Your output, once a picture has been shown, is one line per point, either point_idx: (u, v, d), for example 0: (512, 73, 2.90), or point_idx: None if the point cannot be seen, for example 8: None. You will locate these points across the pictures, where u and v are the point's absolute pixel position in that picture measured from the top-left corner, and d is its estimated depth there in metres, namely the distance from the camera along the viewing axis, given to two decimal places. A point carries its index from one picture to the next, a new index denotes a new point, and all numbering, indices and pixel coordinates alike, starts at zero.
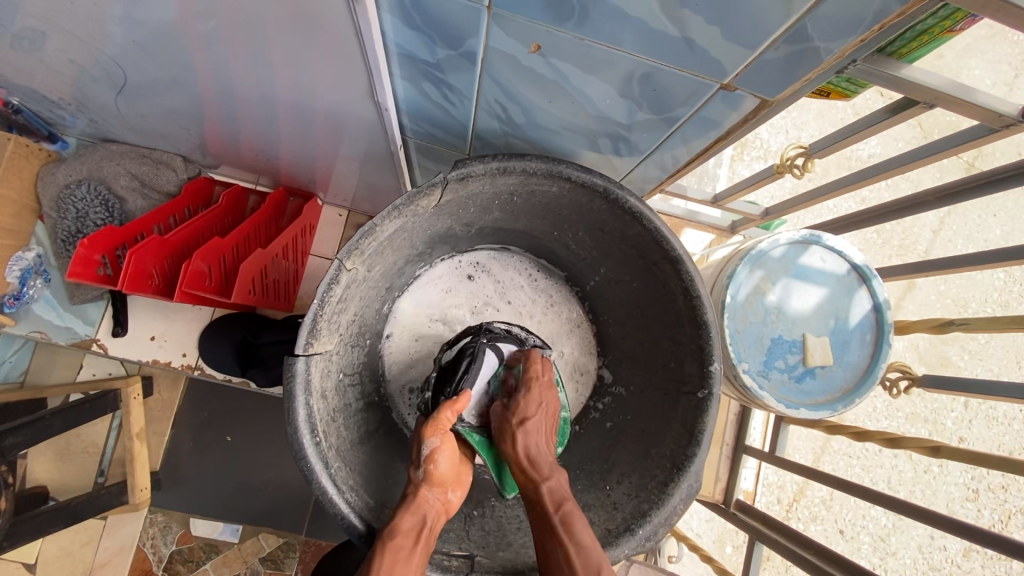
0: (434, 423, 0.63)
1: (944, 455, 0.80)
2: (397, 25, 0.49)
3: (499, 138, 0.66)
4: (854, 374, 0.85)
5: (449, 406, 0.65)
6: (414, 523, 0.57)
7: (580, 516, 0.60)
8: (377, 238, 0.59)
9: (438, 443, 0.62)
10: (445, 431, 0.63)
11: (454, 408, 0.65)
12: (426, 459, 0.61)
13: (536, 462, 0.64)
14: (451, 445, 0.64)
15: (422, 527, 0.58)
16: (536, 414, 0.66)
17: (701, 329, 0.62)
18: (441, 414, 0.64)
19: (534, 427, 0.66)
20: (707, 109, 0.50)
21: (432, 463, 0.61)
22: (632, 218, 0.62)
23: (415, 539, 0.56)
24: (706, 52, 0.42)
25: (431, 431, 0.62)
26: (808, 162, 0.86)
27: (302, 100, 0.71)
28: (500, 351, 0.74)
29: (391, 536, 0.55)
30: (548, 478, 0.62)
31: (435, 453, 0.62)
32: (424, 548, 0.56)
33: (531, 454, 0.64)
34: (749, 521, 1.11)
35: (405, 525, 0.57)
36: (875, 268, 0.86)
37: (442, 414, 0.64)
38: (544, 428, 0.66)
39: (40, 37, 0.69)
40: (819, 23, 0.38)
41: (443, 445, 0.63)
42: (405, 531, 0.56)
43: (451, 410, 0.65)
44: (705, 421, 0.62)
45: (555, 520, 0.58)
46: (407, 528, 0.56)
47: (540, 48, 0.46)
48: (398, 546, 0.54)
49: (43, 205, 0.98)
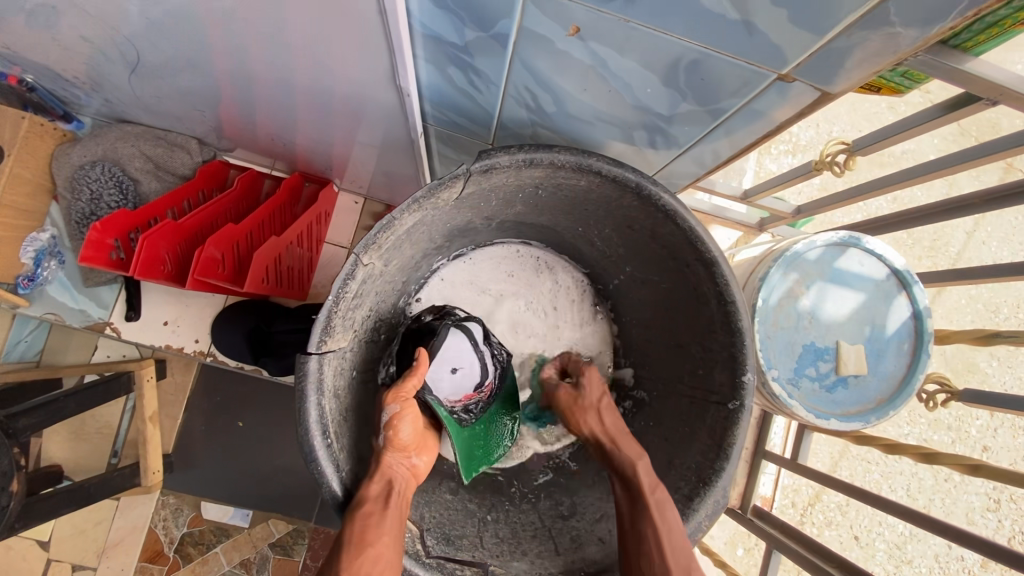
0: (398, 389, 0.62)
1: (982, 474, 0.76)
2: (423, 3, 0.45)
3: (526, 128, 0.63)
4: (889, 385, 0.81)
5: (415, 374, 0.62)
6: (381, 489, 0.56)
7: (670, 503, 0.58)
8: (395, 232, 0.56)
9: (399, 408, 0.61)
10: (407, 398, 0.62)
11: (420, 374, 0.63)
12: (387, 424, 0.60)
13: (619, 436, 0.67)
14: (411, 411, 0.62)
15: (389, 492, 0.56)
16: (601, 398, 0.72)
17: (735, 336, 0.59)
18: (406, 381, 0.62)
19: (606, 411, 0.70)
20: (758, 100, 0.46)
21: (393, 430, 0.60)
22: (665, 217, 0.58)
23: (385, 501, 0.55)
24: (766, 38, 0.38)
25: (392, 397, 0.61)
26: (850, 160, 0.81)
27: (321, 83, 0.67)
28: (472, 333, 0.75)
29: (359, 504, 0.54)
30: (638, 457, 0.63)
31: (395, 420, 0.60)
32: (396, 509, 0.56)
33: (613, 432, 0.68)
34: (766, 527, 1.08)
35: (373, 492, 0.55)
36: (916, 274, 0.81)
37: (406, 381, 0.62)
38: (615, 411, 0.71)
39: (52, 12, 0.66)
40: (901, 6, 0.34)
41: (406, 411, 0.61)
42: (372, 497, 0.54)
43: (416, 377, 0.62)
44: (736, 434, 0.58)
45: (648, 501, 0.58)
46: (374, 495, 0.55)
47: (580, 30, 0.42)
48: (368, 512, 0.53)
49: (58, 186, 0.97)
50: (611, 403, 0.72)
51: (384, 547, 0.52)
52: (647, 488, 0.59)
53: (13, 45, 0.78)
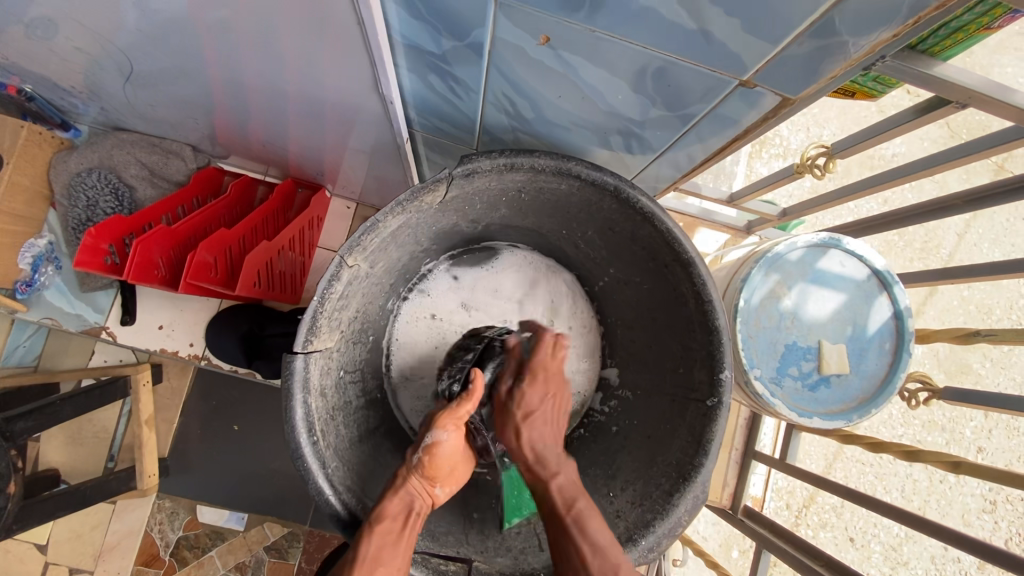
0: (451, 413, 0.64)
1: (964, 471, 0.77)
2: (402, 15, 0.47)
3: (508, 133, 0.64)
4: (871, 383, 0.82)
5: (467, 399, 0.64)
6: (401, 508, 0.58)
7: (593, 513, 0.59)
8: (380, 234, 0.58)
9: (446, 435, 0.63)
10: (459, 427, 0.64)
11: (473, 403, 0.64)
12: (428, 448, 0.62)
13: (542, 459, 0.62)
14: (456, 441, 0.64)
15: (408, 512, 0.58)
16: (540, 407, 0.65)
17: (713, 334, 0.60)
18: (458, 407, 0.64)
19: (537, 421, 0.64)
20: (724, 106, 0.47)
21: (431, 452, 0.62)
22: (643, 218, 0.60)
23: (402, 523, 0.56)
24: (724, 46, 0.40)
25: (445, 424, 0.63)
26: (830, 163, 0.83)
27: (310, 91, 0.69)
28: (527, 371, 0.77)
29: (378, 519, 0.55)
30: (555, 476, 0.61)
31: (437, 444, 0.62)
32: (412, 531, 0.57)
33: (537, 452, 0.63)
34: (756, 527, 1.09)
35: (393, 509, 0.57)
36: (896, 274, 0.83)
37: (461, 405, 0.64)
38: (551, 422, 0.65)
39: (49, 23, 0.68)
40: (846, 16, 0.35)
41: (452, 437, 0.63)
42: (393, 515, 0.56)
43: (470, 404, 0.64)
44: (714, 430, 0.60)
45: (566, 522, 0.57)
46: (395, 512, 0.57)
47: (550, 39, 0.44)
48: (385, 529, 0.55)
49: (55, 193, 0.99)
50: (553, 406, 0.66)
51: (393, 568, 0.53)
52: (562, 509, 0.58)
53: (11, 56, 0.80)
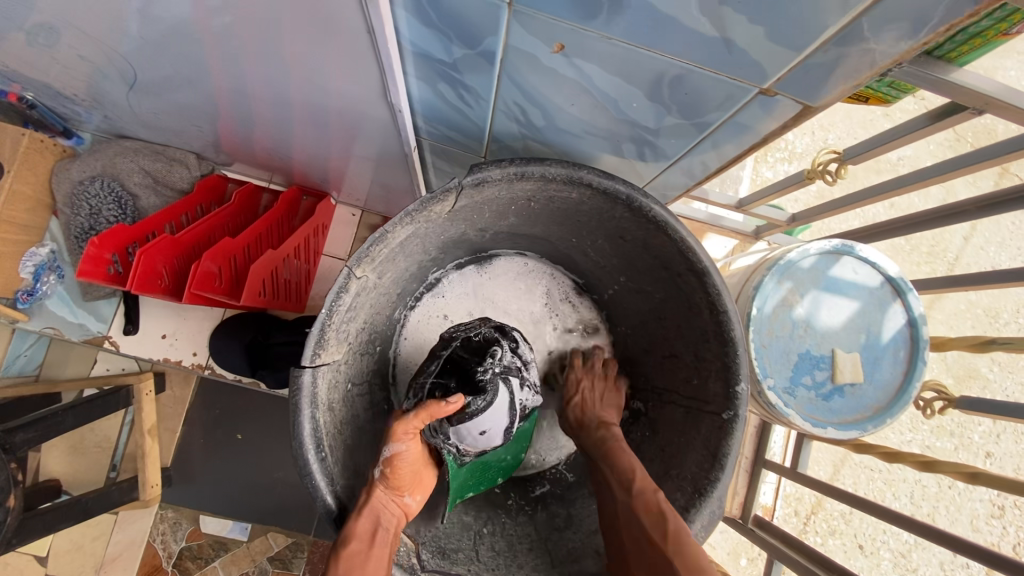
0: (405, 424, 0.59)
1: (981, 482, 0.76)
2: (412, 22, 0.46)
3: (518, 141, 0.63)
4: (886, 392, 0.81)
5: (425, 411, 0.59)
6: (368, 525, 0.54)
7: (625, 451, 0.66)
8: (388, 244, 0.57)
9: (403, 446, 0.59)
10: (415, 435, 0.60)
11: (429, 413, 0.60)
12: (387, 460, 0.58)
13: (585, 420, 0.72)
14: (415, 449, 0.60)
15: (376, 529, 0.55)
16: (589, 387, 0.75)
17: (728, 346, 0.59)
18: (413, 419, 0.59)
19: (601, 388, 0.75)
20: (742, 113, 0.46)
21: (391, 465, 0.58)
22: (656, 227, 0.59)
23: (369, 542, 0.53)
24: (746, 53, 0.38)
25: (400, 434, 0.59)
26: (842, 168, 0.82)
27: (315, 98, 0.68)
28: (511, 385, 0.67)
29: (345, 543, 0.52)
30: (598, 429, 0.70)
31: (396, 456, 0.59)
32: (382, 548, 0.54)
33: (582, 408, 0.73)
34: (767, 537, 1.07)
35: (360, 528, 0.53)
36: (910, 281, 0.81)
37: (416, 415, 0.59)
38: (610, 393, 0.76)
39: (51, 31, 0.67)
40: (875, 23, 0.34)
41: (411, 446, 0.60)
42: (360, 535, 0.53)
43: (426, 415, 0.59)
44: (730, 444, 0.58)
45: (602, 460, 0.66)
46: (362, 532, 0.53)
47: (564, 47, 0.43)
48: (352, 552, 0.52)
49: (57, 201, 0.98)
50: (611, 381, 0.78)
51: None
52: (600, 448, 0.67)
53: (13, 64, 0.79)
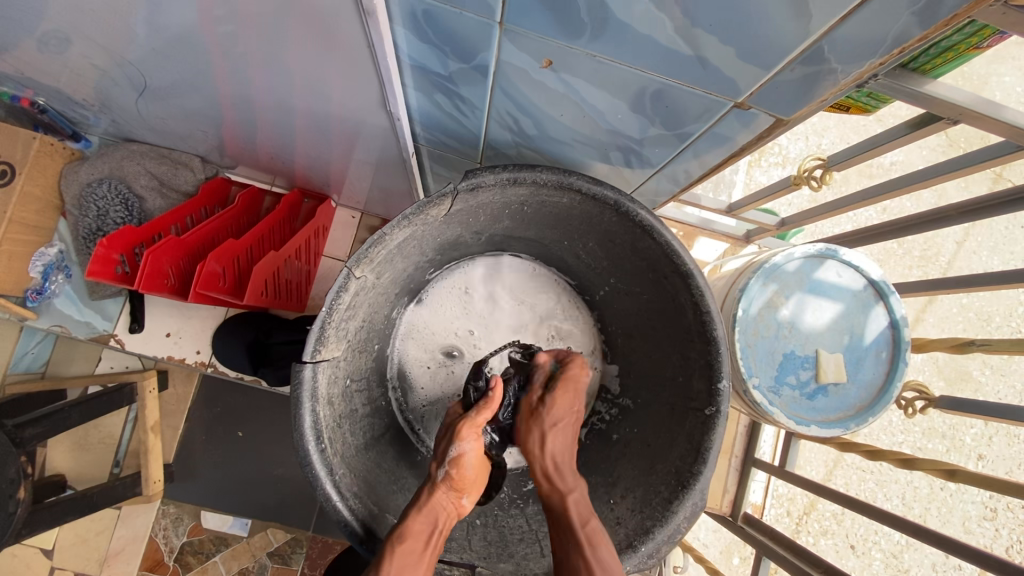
0: (470, 424, 0.64)
1: (959, 479, 0.79)
2: (409, 38, 0.49)
3: (511, 148, 0.66)
4: (868, 392, 0.84)
5: (487, 407, 0.65)
6: (425, 524, 0.59)
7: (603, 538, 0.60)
8: (386, 246, 0.60)
9: (468, 446, 0.64)
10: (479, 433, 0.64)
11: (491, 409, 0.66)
12: (452, 460, 0.63)
13: (560, 471, 0.65)
14: (479, 449, 0.65)
15: (432, 529, 0.59)
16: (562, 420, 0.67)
17: (711, 344, 0.62)
18: (478, 416, 0.65)
19: (559, 433, 0.67)
20: (720, 125, 0.49)
21: (456, 466, 0.63)
22: (642, 231, 0.62)
23: (424, 543, 0.57)
24: (719, 70, 0.41)
25: (467, 434, 0.64)
26: (826, 175, 0.85)
27: (317, 106, 0.71)
28: None
29: (401, 538, 0.56)
30: (571, 491, 0.63)
31: (460, 456, 0.63)
32: (433, 550, 0.58)
33: (556, 463, 0.65)
34: (756, 535, 1.09)
35: (416, 527, 0.58)
36: (892, 284, 0.84)
37: (480, 414, 0.65)
38: (569, 433, 0.68)
39: (64, 40, 0.70)
40: (836, 44, 0.37)
41: (474, 446, 0.64)
42: (414, 536, 0.57)
43: (486, 413, 0.65)
44: (712, 439, 0.61)
45: (578, 534, 0.59)
46: (418, 530, 0.58)
47: (552, 63, 0.45)
48: (406, 551, 0.56)
49: (66, 203, 1.01)
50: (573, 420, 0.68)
51: None
52: (577, 522, 0.60)
53: (26, 70, 0.82)
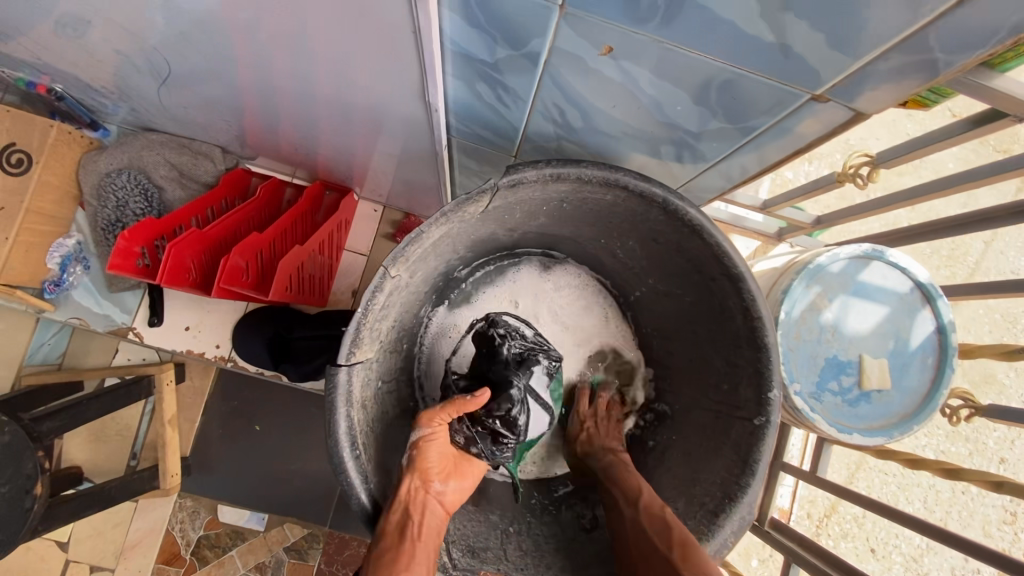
0: (428, 413, 0.63)
1: (1007, 491, 0.75)
2: (457, 22, 0.46)
3: (552, 142, 0.63)
4: (912, 399, 0.80)
5: (447, 397, 0.63)
6: (397, 519, 0.57)
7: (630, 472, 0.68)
8: (423, 244, 0.57)
9: (428, 432, 0.62)
10: (439, 420, 0.62)
11: (452, 398, 0.63)
12: (413, 447, 0.62)
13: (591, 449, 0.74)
14: (440, 433, 0.63)
15: (405, 523, 0.57)
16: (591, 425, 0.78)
17: (761, 351, 0.59)
18: (440, 408, 0.62)
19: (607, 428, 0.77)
20: (790, 118, 0.46)
21: (418, 452, 0.62)
22: (692, 231, 0.58)
23: (399, 538, 0.55)
24: (802, 59, 0.38)
25: (423, 421, 0.62)
26: (873, 172, 0.81)
27: (347, 96, 0.68)
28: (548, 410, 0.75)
29: (376, 538, 0.55)
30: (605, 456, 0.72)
31: (421, 443, 0.62)
32: (412, 544, 0.56)
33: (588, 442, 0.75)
34: (784, 540, 1.07)
35: (389, 524, 0.56)
36: (941, 287, 0.80)
37: (438, 403, 0.63)
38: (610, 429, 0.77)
39: (85, 24, 0.67)
40: (943, 30, 0.34)
41: (436, 433, 0.62)
42: (388, 531, 0.55)
43: (451, 407, 0.63)
44: (761, 450, 0.58)
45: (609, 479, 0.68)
46: (391, 528, 0.56)
47: (613, 50, 0.42)
48: (381, 551, 0.54)
49: (84, 193, 0.99)
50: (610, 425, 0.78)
51: None
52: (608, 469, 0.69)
53: (44, 56, 0.79)
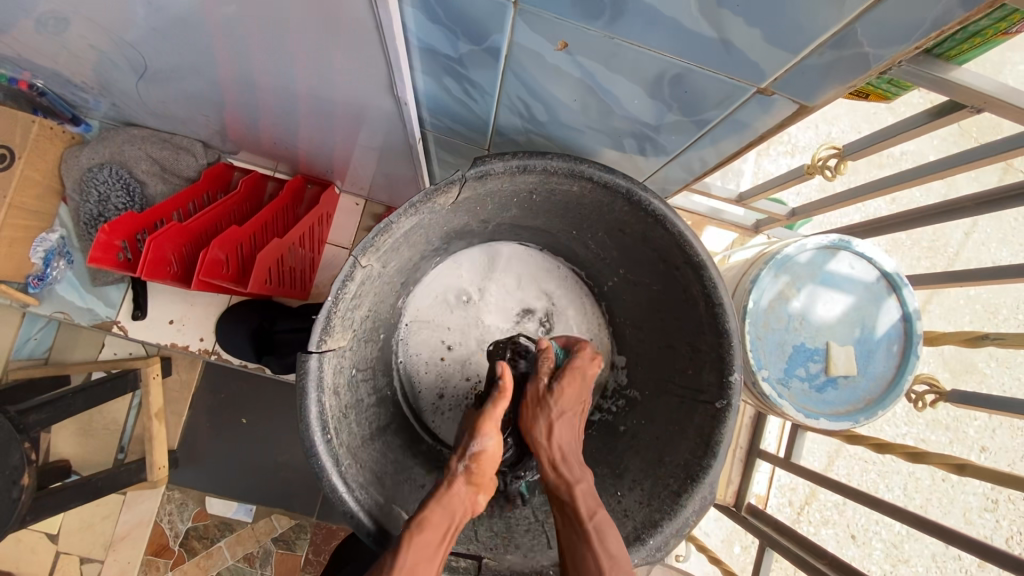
0: (489, 419, 0.62)
1: (968, 473, 0.78)
2: (418, 19, 0.47)
3: (521, 135, 0.64)
4: (878, 385, 0.83)
5: (501, 401, 0.63)
6: (443, 519, 0.58)
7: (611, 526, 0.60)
8: (392, 235, 0.58)
9: (489, 442, 0.62)
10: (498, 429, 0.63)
11: (505, 400, 0.63)
12: (472, 455, 0.61)
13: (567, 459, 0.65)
14: (499, 445, 0.63)
15: (449, 525, 0.58)
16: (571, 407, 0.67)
17: (722, 337, 0.61)
18: (496, 412, 0.62)
19: (564, 424, 0.66)
20: (740, 111, 0.48)
21: (476, 462, 0.61)
22: (654, 221, 0.60)
23: (440, 536, 0.56)
24: (743, 54, 0.40)
25: (489, 430, 0.62)
26: (841, 164, 0.83)
27: (322, 90, 0.70)
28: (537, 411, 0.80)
29: (419, 530, 0.55)
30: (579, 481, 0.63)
31: (481, 453, 0.62)
32: (447, 544, 0.57)
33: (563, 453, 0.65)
34: (760, 525, 1.09)
35: (434, 521, 0.57)
36: (906, 276, 0.83)
37: (496, 406, 0.63)
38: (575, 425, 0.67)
39: (62, 20, 0.68)
40: (871, 25, 0.35)
41: (495, 444, 0.62)
42: (433, 529, 0.56)
43: (503, 403, 0.63)
44: (723, 433, 0.60)
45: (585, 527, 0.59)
46: (436, 523, 0.57)
47: (567, 45, 0.44)
48: (423, 543, 0.55)
49: (67, 187, 0.99)
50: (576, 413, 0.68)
51: None
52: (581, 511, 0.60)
53: (23, 51, 0.80)
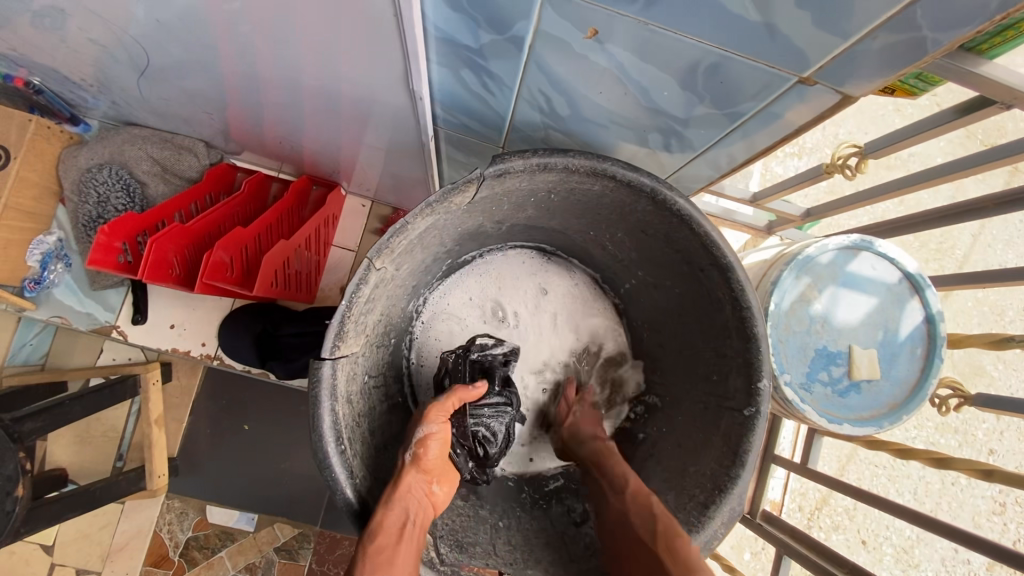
0: (439, 406, 0.63)
1: (996, 479, 0.75)
2: (438, 5, 0.45)
3: (539, 131, 0.62)
4: (901, 389, 0.80)
5: (455, 393, 0.65)
6: (397, 522, 0.54)
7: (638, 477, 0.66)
8: (408, 236, 0.56)
9: (435, 428, 0.62)
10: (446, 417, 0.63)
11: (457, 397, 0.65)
12: (419, 442, 0.61)
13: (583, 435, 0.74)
14: (446, 434, 0.63)
15: (404, 526, 0.55)
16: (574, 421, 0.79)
17: (750, 342, 0.58)
18: (447, 402, 0.64)
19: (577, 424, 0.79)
20: (776, 103, 0.45)
21: (423, 448, 0.61)
22: (680, 221, 0.58)
23: (397, 537, 0.53)
24: (789, 39, 0.38)
25: (433, 416, 0.62)
26: (862, 163, 0.80)
27: (329, 86, 0.67)
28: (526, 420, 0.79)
29: (374, 536, 0.52)
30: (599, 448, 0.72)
31: (428, 438, 0.61)
32: (408, 545, 0.54)
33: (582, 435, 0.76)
34: (776, 532, 1.07)
35: (389, 523, 0.54)
36: (929, 278, 0.80)
37: (447, 399, 0.64)
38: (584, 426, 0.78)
39: (59, 13, 0.66)
40: (931, 6, 0.33)
41: (442, 431, 0.62)
42: (389, 530, 0.53)
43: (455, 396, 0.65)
44: (751, 441, 0.58)
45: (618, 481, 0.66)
46: (390, 526, 0.54)
47: (598, 33, 0.42)
48: (379, 550, 0.52)
49: (65, 189, 0.97)
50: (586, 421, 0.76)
51: None
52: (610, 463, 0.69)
53: (20, 47, 0.77)
